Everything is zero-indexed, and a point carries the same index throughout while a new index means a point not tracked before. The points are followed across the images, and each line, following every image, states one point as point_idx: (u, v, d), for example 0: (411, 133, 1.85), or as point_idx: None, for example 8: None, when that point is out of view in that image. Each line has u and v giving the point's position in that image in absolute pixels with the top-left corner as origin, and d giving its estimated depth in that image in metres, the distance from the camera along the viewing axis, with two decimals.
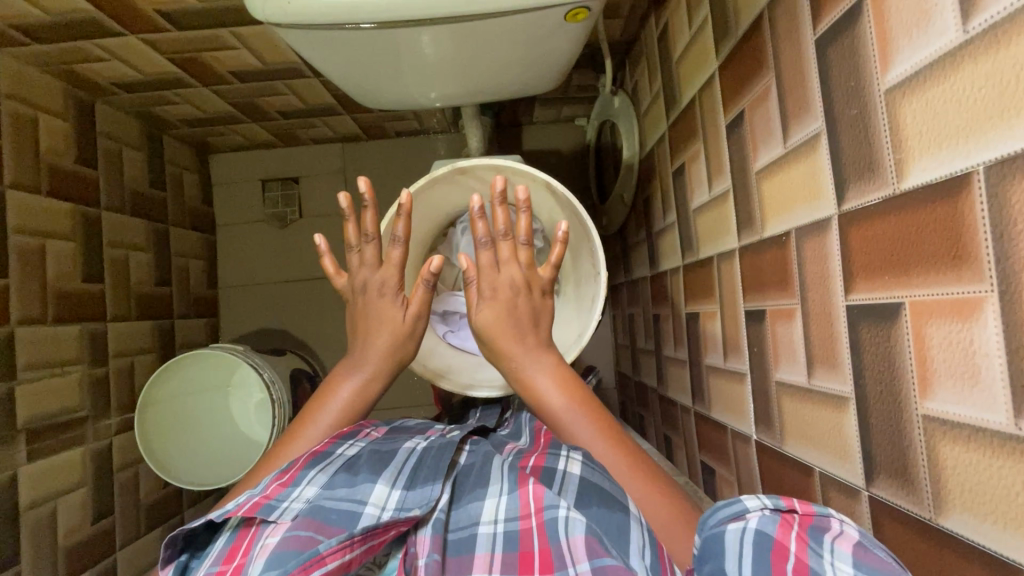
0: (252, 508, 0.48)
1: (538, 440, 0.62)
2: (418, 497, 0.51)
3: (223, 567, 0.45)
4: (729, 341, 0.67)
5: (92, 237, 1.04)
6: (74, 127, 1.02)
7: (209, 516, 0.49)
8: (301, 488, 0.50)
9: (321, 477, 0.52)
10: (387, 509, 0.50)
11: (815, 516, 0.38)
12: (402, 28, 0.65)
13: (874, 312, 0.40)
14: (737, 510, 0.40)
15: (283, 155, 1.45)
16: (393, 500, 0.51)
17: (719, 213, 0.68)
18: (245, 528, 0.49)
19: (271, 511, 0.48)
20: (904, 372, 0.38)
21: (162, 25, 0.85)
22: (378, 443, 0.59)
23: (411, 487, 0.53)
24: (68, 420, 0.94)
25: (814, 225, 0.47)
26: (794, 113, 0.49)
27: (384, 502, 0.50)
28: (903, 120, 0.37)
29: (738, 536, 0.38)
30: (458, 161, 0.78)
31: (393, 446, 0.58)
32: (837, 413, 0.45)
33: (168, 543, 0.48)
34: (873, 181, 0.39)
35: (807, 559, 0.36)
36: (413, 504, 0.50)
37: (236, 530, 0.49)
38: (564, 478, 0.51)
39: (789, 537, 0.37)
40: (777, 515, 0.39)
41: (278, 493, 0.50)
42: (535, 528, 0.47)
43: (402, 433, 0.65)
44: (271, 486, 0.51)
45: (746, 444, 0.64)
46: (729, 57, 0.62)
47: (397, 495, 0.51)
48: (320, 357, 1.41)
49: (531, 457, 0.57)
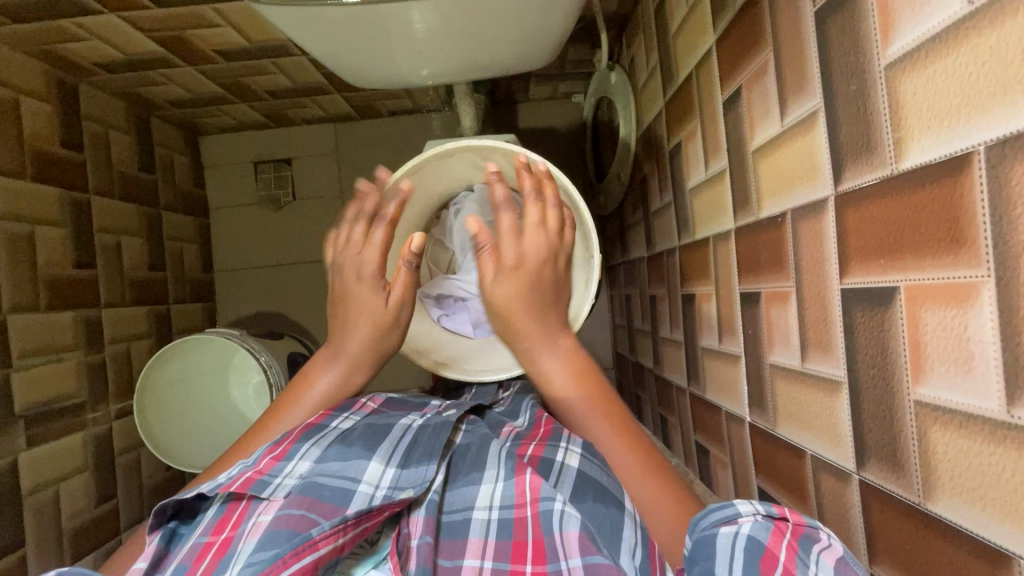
0: (243, 484, 0.49)
1: (538, 428, 0.60)
2: (412, 477, 0.51)
3: (212, 538, 0.46)
4: (724, 323, 0.67)
5: (83, 223, 1.03)
6: (58, 110, 1.00)
7: (200, 488, 0.50)
8: (294, 463, 0.51)
9: (314, 451, 0.52)
10: (380, 488, 0.50)
11: (805, 526, 0.38)
12: (387, 3, 0.62)
13: (868, 296, 0.39)
14: (729, 513, 0.40)
15: (274, 136, 1.42)
16: (387, 478, 0.51)
17: (716, 193, 0.67)
18: (235, 503, 0.49)
19: (264, 488, 0.49)
20: (896, 359, 0.37)
21: (141, 2, 0.82)
22: (375, 416, 0.59)
23: (406, 464, 0.52)
24: (66, 406, 0.94)
25: (810, 206, 0.46)
26: (791, 90, 0.48)
27: (378, 481, 0.50)
28: (903, 98, 0.35)
29: (729, 539, 0.38)
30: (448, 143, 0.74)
31: (390, 421, 0.58)
32: (830, 397, 0.45)
33: (158, 510, 0.49)
34: (871, 162, 0.38)
35: (795, 569, 0.36)
36: (407, 483, 0.51)
37: (227, 502, 0.50)
38: (561, 470, 0.51)
39: (779, 546, 0.37)
40: (769, 524, 0.39)
41: (270, 469, 0.50)
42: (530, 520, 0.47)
43: (399, 407, 0.64)
44: (264, 460, 0.51)
45: (741, 426, 0.64)
46: (726, 30, 0.60)
47: (391, 473, 0.51)
48: (318, 340, 1.41)
49: (530, 445, 0.56)
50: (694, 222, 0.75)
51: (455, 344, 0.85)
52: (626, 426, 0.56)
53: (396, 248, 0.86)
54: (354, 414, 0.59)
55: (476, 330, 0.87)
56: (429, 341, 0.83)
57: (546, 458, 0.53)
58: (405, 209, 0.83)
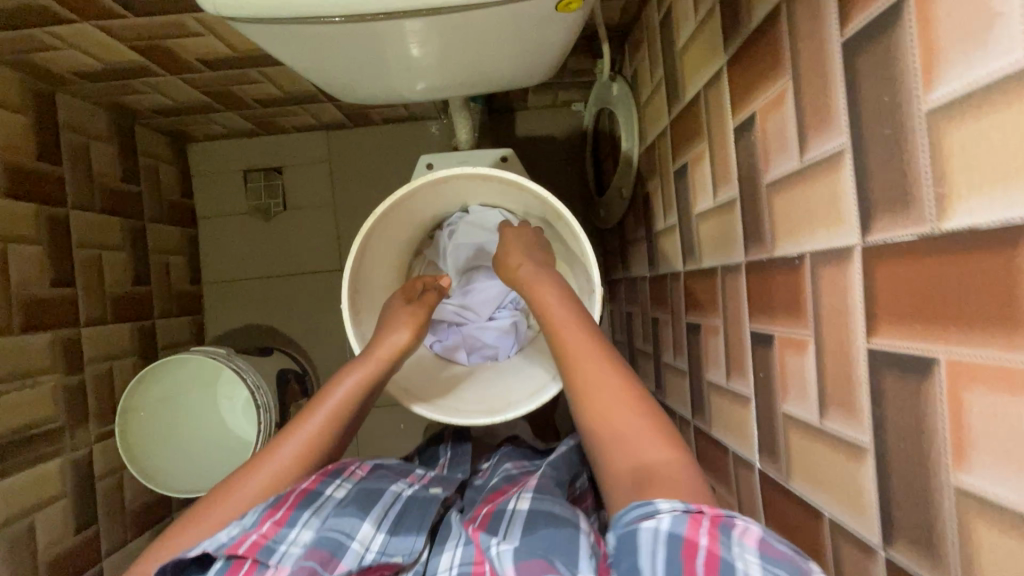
0: (249, 548, 0.50)
1: (496, 494, 0.64)
2: (401, 544, 0.54)
3: None
4: (733, 360, 0.63)
5: (61, 239, 0.98)
6: (34, 121, 0.95)
7: (203, 547, 0.50)
8: (297, 530, 0.52)
9: (315, 520, 0.54)
10: (372, 552, 0.52)
11: (723, 515, 0.42)
12: (376, 20, 0.58)
13: (901, 363, 0.35)
14: (649, 509, 0.44)
15: (263, 145, 1.38)
16: (377, 543, 0.53)
17: (725, 222, 0.63)
18: (237, 564, 0.50)
19: (270, 554, 0.50)
20: (935, 436, 0.33)
21: (117, 10, 0.78)
22: (365, 480, 0.62)
23: (395, 532, 0.55)
24: (43, 432, 0.90)
25: (833, 253, 0.42)
26: (813, 124, 0.44)
27: (369, 543, 0.53)
28: (949, 149, 0.31)
29: (650, 535, 0.42)
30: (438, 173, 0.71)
31: (380, 485, 0.61)
32: (854, 462, 0.41)
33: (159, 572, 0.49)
34: (908, 215, 0.34)
35: (714, 552, 0.40)
36: (396, 551, 0.53)
37: (228, 564, 0.50)
38: (512, 516, 0.54)
39: (698, 534, 0.41)
40: (687, 515, 0.42)
41: (274, 534, 0.51)
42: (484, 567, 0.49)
43: (386, 471, 0.66)
44: (267, 524, 0.52)
45: (750, 471, 0.60)
46: (739, 52, 0.56)
47: (381, 538, 0.54)
48: (309, 355, 1.37)
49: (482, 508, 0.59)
50: (701, 249, 0.71)
51: (439, 389, 0.75)
52: (620, 376, 0.57)
53: (387, 271, 0.82)
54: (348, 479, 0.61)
55: (469, 356, 0.85)
56: (411, 384, 0.74)
57: (500, 510, 0.56)
58: (396, 233, 0.79)
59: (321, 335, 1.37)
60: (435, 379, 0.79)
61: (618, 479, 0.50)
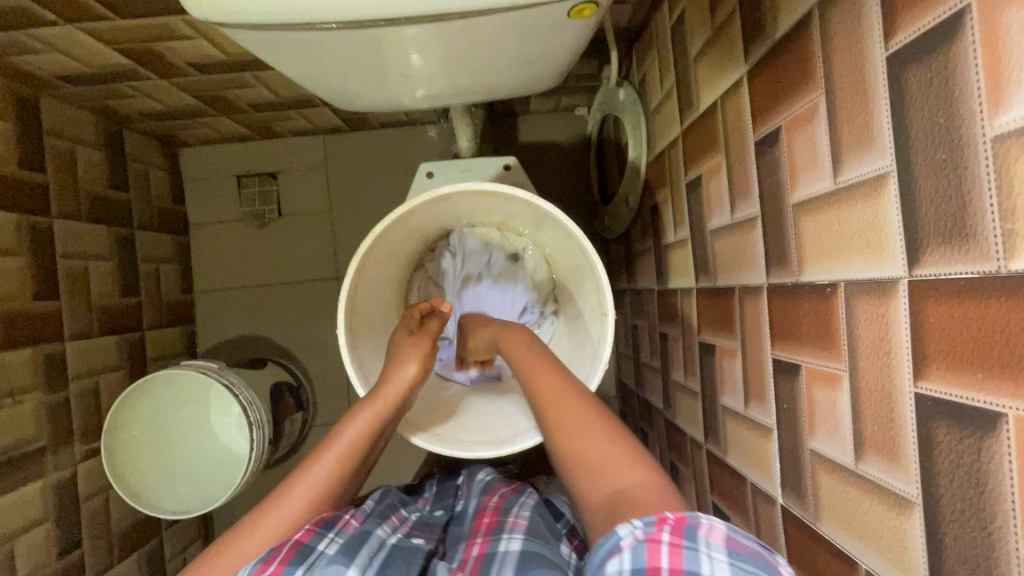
0: None
1: (480, 522, 0.65)
2: None
3: None
4: (752, 387, 0.60)
5: (44, 250, 0.94)
6: (16, 127, 0.91)
7: None
8: None
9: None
10: None
11: (686, 519, 0.39)
12: (375, 28, 0.54)
13: (957, 413, 0.32)
14: (612, 543, 0.40)
15: (257, 150, 1.34)
16: None
17: (744, 241, 0.59)
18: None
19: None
20: (1000, 499, 0.30)
21: (101, 12, 0.74)
22: (352, 530, 0.57)
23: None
24: (24, 454, 0.86)
25: (871, 284, 0.39)
26: (850, 144, 0.40)
27: None
28: (1020, 182, 0.28)
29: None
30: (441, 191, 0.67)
31: (365, 530, 0.57)
32: (897, 514, 0.38)
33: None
34: (967, 251, 0.31)
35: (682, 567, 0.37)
36: None
37: None
38: (502, 558, 0.55)
39: (663, 556, 0.37)
40: (646, 539, 0.39)
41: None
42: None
43: (370, 515, 0.62)
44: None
45: (771, 506, 0.57)
46: (761, 62, 0.52)
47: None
48: (304, 366, 1.33)
49: (474, 546, 0.60)
50: (715, 267, 0.68)
51: (442, 420, 0.72)
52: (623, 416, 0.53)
53: (385, 287, 0.78)
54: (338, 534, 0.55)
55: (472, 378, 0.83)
56: (414, 414, 0.71)
57: (490, 552, 0.57)
58: (396, 248, 0.75)
59: (316, 345, 1.33)
60: (439, 407, 0.75)
61: (595, 509, 0.48)
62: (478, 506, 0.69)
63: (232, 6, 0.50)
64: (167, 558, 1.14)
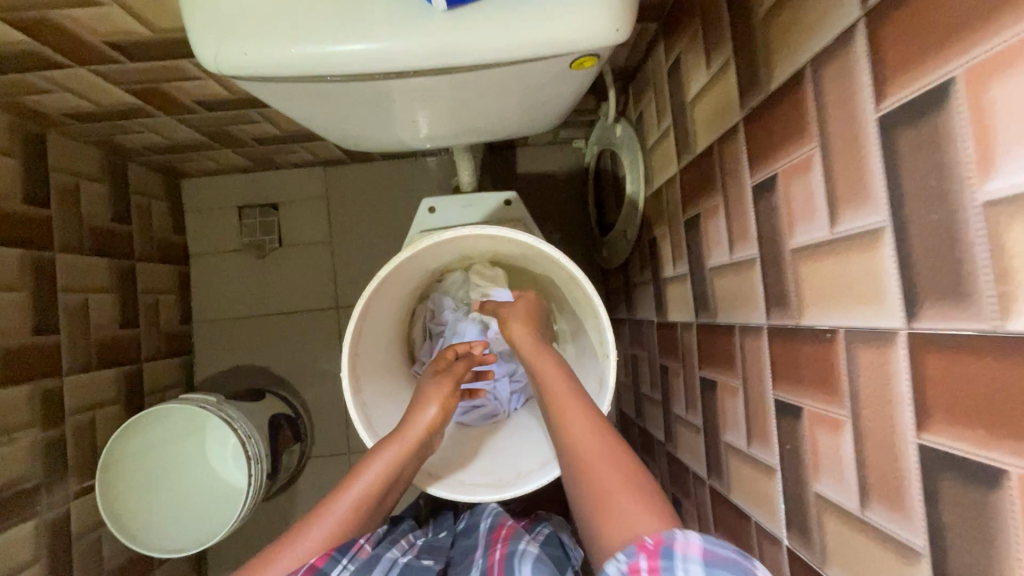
0: None
1: (498, 534, 0.67)
2: None
3: None
4: (754, 426, 0.60)
5: (45, 285, 0.94)
6: (24, 164, 0.92)
7: None
8: None
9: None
10: None
11: (662, 539, 0.42)
12: (383, 79, 0.56)
13: (959, 466, 0.33)
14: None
15: (259, 182, 1.35)
16: None
17: (743, 281, 0.60)
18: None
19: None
20: (1005, 554, 0.30)
21: (114, 56, 0.76)
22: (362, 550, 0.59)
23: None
24: (18, 493, 0.85)
25: (871, 333, 0.40)
26: (845, 198, 0.42)
27: None
28: (1012, 248, 0.29)
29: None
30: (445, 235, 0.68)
31: (377, 554, 0.60)
32: (904, 564, 0.38)
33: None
34: (965, 309, 0.32)
35: None
36: None
37: None
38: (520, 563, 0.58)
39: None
40: (629, 571, 0.41)
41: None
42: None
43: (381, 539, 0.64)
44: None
45: (776, 547, 0.56)
46: (757, 112, 0.54)
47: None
48: (302, 396, 1.32)
49: (495, 551, 0.63)
50: (715, 304, 0.69)
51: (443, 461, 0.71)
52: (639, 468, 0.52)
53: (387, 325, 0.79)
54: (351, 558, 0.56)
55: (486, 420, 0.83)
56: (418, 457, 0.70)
57: (511, 555, 0.61)
58: (400, 288, 0.76)
59: (315, 375, 1.32)
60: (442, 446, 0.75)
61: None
62: (492, 524, 0.70)
63: (247, 60, 0.51)
64: None
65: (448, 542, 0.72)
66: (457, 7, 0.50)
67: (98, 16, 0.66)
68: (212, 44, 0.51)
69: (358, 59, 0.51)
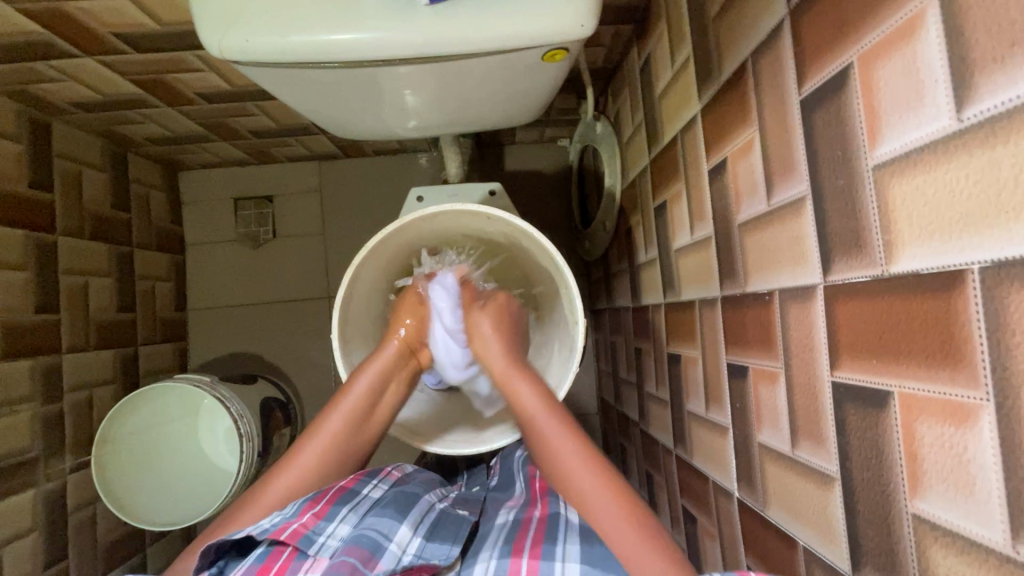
0: (291, 536, 0.54)
1: (534, 490, 0.69)
2: (435, 550, 0.58)
3: None
4: (711, 391, 0.65)
5: (47, 266, 0.98)
6: (28, 149, 0.96)
7: (249, 532, 0.55)
8: (335, 525, 0.56)
9: (352, 516, 0.58)
10: (407, 552, 0.56)
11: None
12: (373, 67, 0.61)
13: (861, 394, 0.38)
14: None
15: (254, 174, 1.40)
16: (413, 546, 0.57)
17: (702, 257, 0.66)
18: (277, 550, 0.55)
19: (310, 544, 0.54)
20: (892, 464, 0.36)
21: (120, 47, 0.80)
22: (404, 487, 0.66)
23: (430, 538, 0.59)
24: (17, 463, 0.88)
25: (798, 290, 0.45)
26: (778, 173, 0.47)
27: (405, 545, 0.57)
28: (893, 203, 0.34)
29: None
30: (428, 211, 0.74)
31: (416, 492, 0.65)
32: (823, 490, 0.43)
33: (202, 554, 0.54)
34: (860, 258, 0.37)
35: None
36: (432, 555, 0.57)
37: (268, 550, 0.54)
38: (568, 522, 0.59)
39: None
40: None
41: (314, 526, 0.56)
42: (525, 564, 0.53)
43: (418, 480, 0.70)
44: (306, 516, 0.56)
45: (729, 500, 0.61)
46: (710, 102, 0.60)
47: (418, 542, 0.58)
48: (293, 383, 1.36)
49: (535, 508, 0.64)
50: (680, 282, 0.74)
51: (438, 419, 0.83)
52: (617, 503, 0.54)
53: (372, 300, 0.84)
54: (384, 485, 0.65)
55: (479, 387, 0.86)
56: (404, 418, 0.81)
57: (553, 515, 0.61)
58: (385, 262, 0.82)
59: (306, 361, 1.37)
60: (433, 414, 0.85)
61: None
62: (527, 478, 0.72)
63: (247, 46, 0.56)
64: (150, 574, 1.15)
65: (483, 498, 0.74)
66: (438, 3, 0.56)
67: (109, 8, 0.71)
68: (217, 33, 0.56)
69: (349, 48, 0.57)
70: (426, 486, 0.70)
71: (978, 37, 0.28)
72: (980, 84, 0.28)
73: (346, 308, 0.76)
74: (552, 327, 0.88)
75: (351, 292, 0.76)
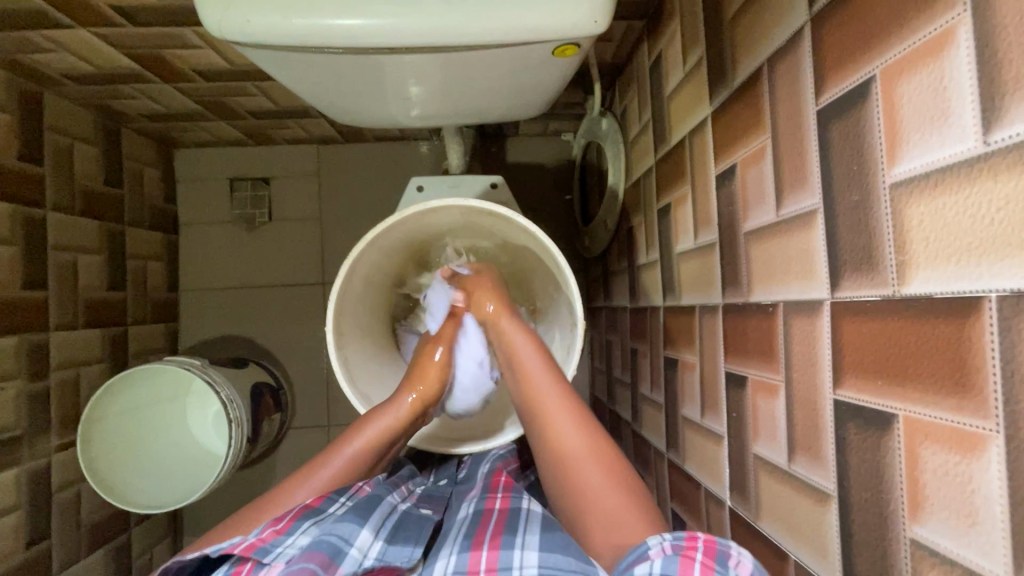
0: (247, 549, 0.54)
1: (497, 482, 0.68)
2: (397, 552, 0.57)
3: None
4: (707, 398, 0.65)
5: (36, 242, 0.96)
6: (19, 121, 0.94)
7: (205, 553, 0.55)
8: (295, 536, 0.55)
9: (314, 529, 0.57)
10: (368, 556, 0.55)
11: (717, 543, 0.43)
12: (377, 54, 0.59)
13: (864, 414, 0.37)
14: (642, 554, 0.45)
15: (251, 154, 1.37)
16: (375, 549, 0.56)
17: (704, 263, 0.65)
18: (235, 569, 0.54)
19: (266, 554, 0.53)
20: (892, 488, 0.35)
21: (117, 20, 0.78)
22: (362, 487, 0.65)
23: (392, 541, 0.58)
24: (2, 440, 0.87)
25: (803, 304, 0.44)
26: (789, 183, 0.46)
27: (366, 548, 0.56)
28: (909, 223, 0.34)
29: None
30: (429, 205, 0.73)
31: (376, 494, 0.64)
32: (818, 506, 0.43)
33: (161, 574, 0.54)
34: (871, 277, 0.37)
35: None
36: (395, 557, 0.56)
37: (230, 571, 0.53)
38: (529, 514, 0.58)
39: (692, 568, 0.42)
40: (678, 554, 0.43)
41: (272, 539, 0.55)
42: (484, 557, 0.52)
43: (381, 478, 0.70)
44: (266, 530, 0.56)
45: (721, 508, 0.61)
46: (723, 105, 0.59)
47: (379, 545, 0.57)
48: (285, 369, 1.35)
49: (496, 499, 0.63)
50: (680, 286, 0.74)
51: None
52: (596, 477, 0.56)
53: (368, 291, 0.83)
54: (344, 486, 0.64)
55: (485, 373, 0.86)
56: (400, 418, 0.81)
57: (513, 509, 0.60)
58: (383, 254, 0.81)
59: (298, 348, 1.35)
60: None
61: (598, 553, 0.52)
62: (491, 471, 0.73)
63: (249, 27, 0.54)
64: (133, 556, 1.14)
65: (449, 494, 0.74)
66: None
67: None
68: (217, 11, 0.54)
69: (353, 34, 0.55)
70: (389, 484, 0.70)
71: (1011, 60, 0.27)
72: (1010, 106, 0.27)
73: (343, 302, 0.75)
74: (547, 328, 0.88)
75: (349, 285, 0.75)
